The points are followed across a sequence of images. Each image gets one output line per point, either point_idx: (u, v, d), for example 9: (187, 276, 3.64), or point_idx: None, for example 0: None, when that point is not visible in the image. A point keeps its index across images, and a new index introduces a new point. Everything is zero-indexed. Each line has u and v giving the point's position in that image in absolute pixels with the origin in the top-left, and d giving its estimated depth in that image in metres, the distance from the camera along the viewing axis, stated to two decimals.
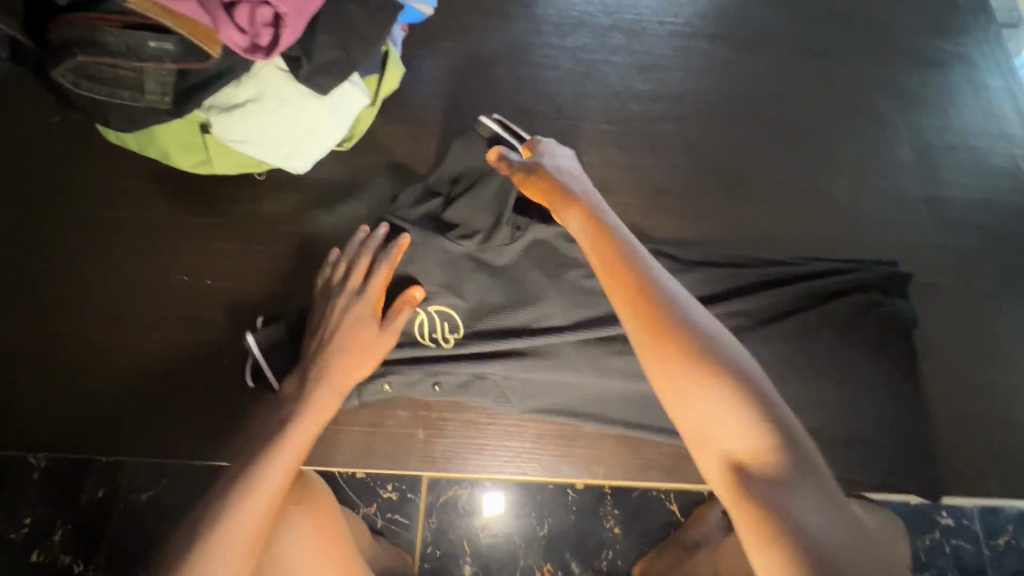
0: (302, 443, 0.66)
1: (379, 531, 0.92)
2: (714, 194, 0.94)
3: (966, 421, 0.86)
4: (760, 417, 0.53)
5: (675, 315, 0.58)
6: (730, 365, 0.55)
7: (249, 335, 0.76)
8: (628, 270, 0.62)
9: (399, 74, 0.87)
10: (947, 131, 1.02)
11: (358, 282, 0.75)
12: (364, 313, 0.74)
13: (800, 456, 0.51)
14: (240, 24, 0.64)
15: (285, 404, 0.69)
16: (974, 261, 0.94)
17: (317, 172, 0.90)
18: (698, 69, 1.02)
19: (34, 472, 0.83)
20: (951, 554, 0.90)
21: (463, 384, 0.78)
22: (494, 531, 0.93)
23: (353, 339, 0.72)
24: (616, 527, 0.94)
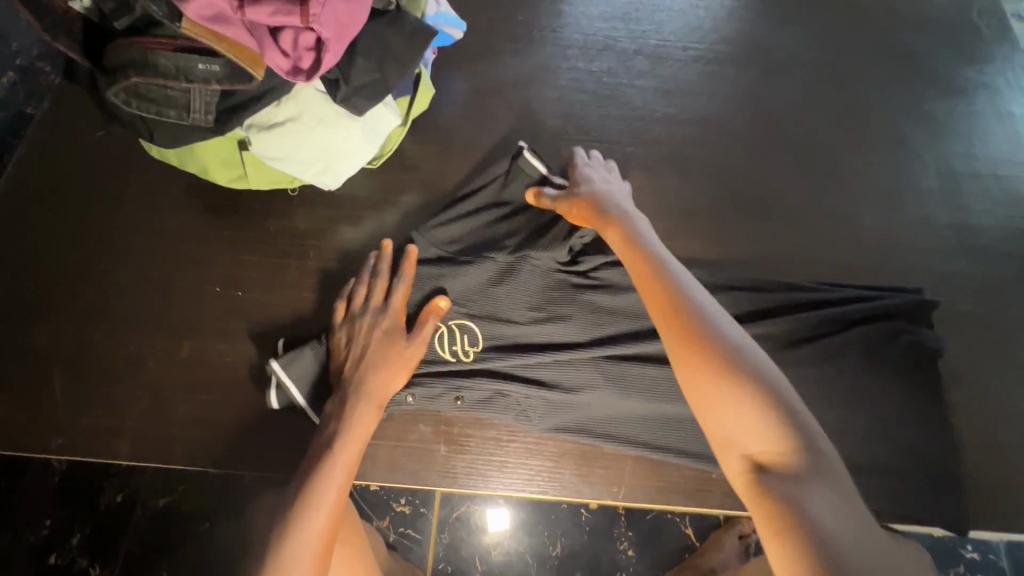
0: (353, 459, 0.70)
1: (392, 545, 0.92)
2: (738, 218, 0.95)
3: (996, 452, 0.84)
4: (783, 422, 0.55)
5: (708, 323, 0.60)
6: (755, 369, 0.57)
7: (273, 361, 0.78)
8: (660, 276, 0.65)
9: (428, 95, 0.90)
10: (972, 159, 1.02)
11: (380, 300, 0.79)
12: (391, 329, 0.77)
13: (823, 463, 0.53)
14: (284, 48, 0.67)
15: (328, 426, 0.72)
16: (1002, 288, 0.93)
17: (347, 189, 0.93)
18: (722, 94, 1.04)
19: (55, 475, 0.86)
20: None
21: (486, 399, 0.78)
22: (506, 548, 0.93)
23: (384, 355, 0.75)
24: (630, 549, 0.94)
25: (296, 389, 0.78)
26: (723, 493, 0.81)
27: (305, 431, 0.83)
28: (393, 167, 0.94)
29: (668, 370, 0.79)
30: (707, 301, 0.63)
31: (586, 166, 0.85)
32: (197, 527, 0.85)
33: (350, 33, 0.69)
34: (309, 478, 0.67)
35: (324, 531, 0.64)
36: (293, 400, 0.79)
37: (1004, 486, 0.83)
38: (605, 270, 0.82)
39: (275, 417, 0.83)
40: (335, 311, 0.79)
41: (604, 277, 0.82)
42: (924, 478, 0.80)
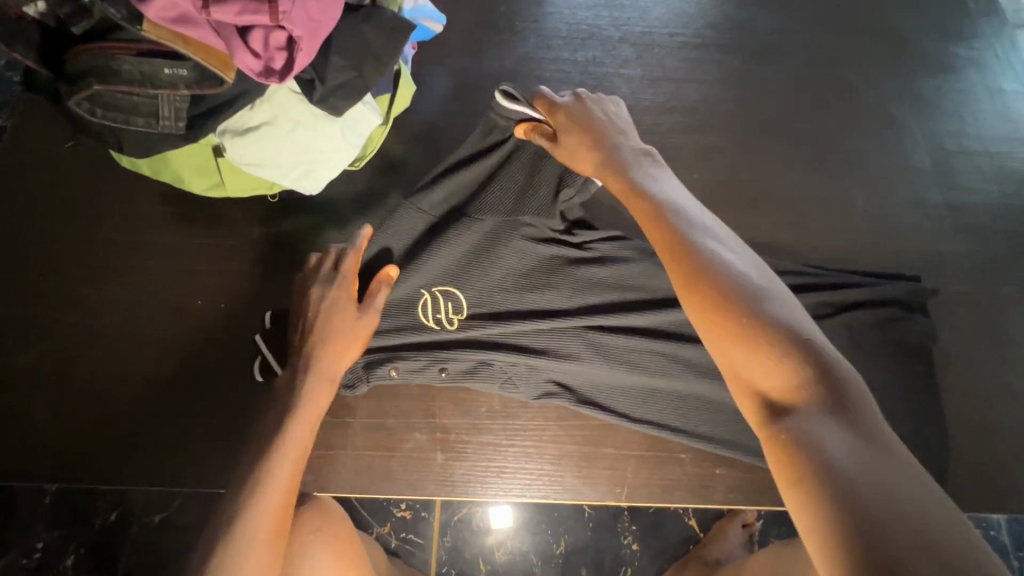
0: (305, 438, 0.67)
1: (394, 551, 0.91)
2: (730, 206, 0.93)
3: (999, 434, 0.83)
4: (793, 355, 0.51)
5: (712, 260, 0.58)
6: (760, 303, 0.54)
7: (257, 336, 0.81)
8: (659, 218, 0.63)
9: (410, 91, 0.87)
10: (964, 137, 1.00)
11: (328, 269, 0.75)
12: (339, 298, 0.73)
13: (844, 397, 0.49)
14: (255, 48, 0.63)
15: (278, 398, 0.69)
16: (999, 268, 0.92)
17: (328, 191, 0.89)
18: (710, 80, 1.01)
19: (45, 496, 0.82)
20: None
21: (471, 369, 0.77)
22: (509, 548, 0.92)
23: (335, 326, 0.72)
24: (634, 543, 0.93)
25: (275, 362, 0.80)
26: (727, 489, 0.78)
27: None
28: (376, 168, 0.91)
29: (662, 355, 0.78)
30: (713, 240, 0.61)
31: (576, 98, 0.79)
32: (196, 543, 0.82)
33: (322, 30, 0.66)
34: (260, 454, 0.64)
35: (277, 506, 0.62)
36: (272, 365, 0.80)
37: (1008, 469, 0.82)
38: (599, 243, 0.80)
39: None
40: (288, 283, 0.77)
41: (593, 250, 0.80)
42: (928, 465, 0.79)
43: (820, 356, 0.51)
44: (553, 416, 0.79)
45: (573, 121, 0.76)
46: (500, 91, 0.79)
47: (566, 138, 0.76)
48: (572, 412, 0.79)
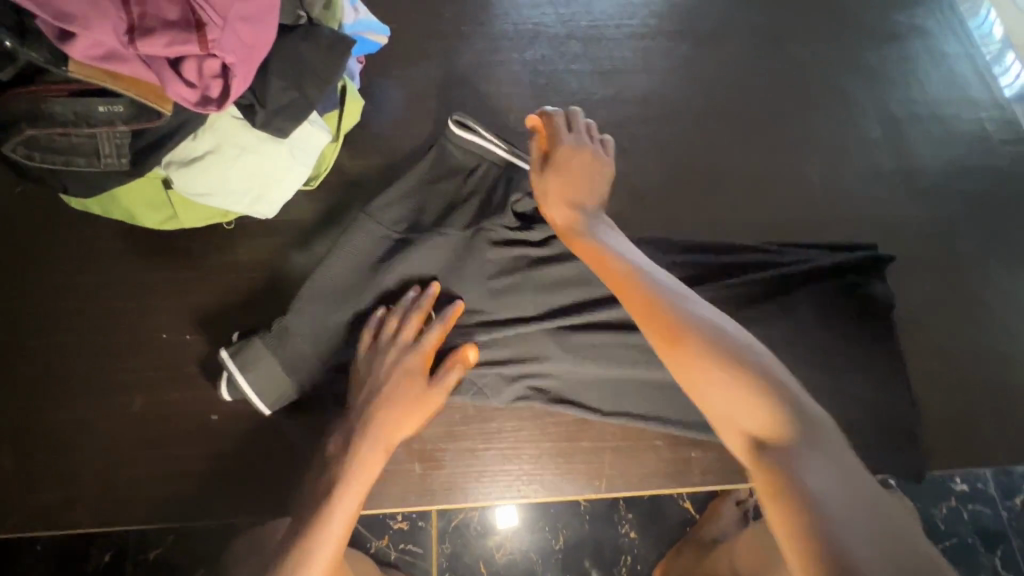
0: (352, 509, 0.68)
1: (394, 563, 0.91)
2: (688, 191, 0.94)
3: (968, 391, 0.85)
4: (770, 395, 0.53)
5: (682, 304, 0.60)
6: (735, 348, 0.56)
7: (222, 351, 0.75)
8: (632, 268, 0.65)
9: (358, 106, 0.87)
10: (912, 103, 1.02)
11: (408, 339, 0.75)
12: (415, 372, 0.74)
13: (816, 431, 0.51)
14: (189, 79, 0.63)
15: (337, 460, 0.71)
16: (956, 228, 0.93)
17: (285, 213, 0.89)
18: (659, 68, 1.02)
19: (37, 543, 0.84)
20: (970, 520, 0.95)
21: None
22: (510, 548, 0.92)
23: (401, 400, 0.73)
24: (632, 531, 0.94)
25: (261, 401, 0.75)
26: (703, 470, 0.79)
27: (274, 472, 0.80)
28: (332, 184, 0.91)
29: (629, 347, 0.78)
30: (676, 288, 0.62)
31: (581, 127, 0.81)
32: None
33: (256, 56, 0.66)
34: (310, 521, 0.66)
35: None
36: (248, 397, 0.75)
37: (977, 426, 0.84)
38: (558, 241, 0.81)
39: (246, 458, 0.80)
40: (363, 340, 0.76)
41: (553, 249, 0.81)
42: (899, 429, 0.80)
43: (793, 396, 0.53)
44: (528, 416, 0.79)
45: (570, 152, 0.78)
46: (452, 122, 0.84)
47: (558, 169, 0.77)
48: (546, 411, 0.79)
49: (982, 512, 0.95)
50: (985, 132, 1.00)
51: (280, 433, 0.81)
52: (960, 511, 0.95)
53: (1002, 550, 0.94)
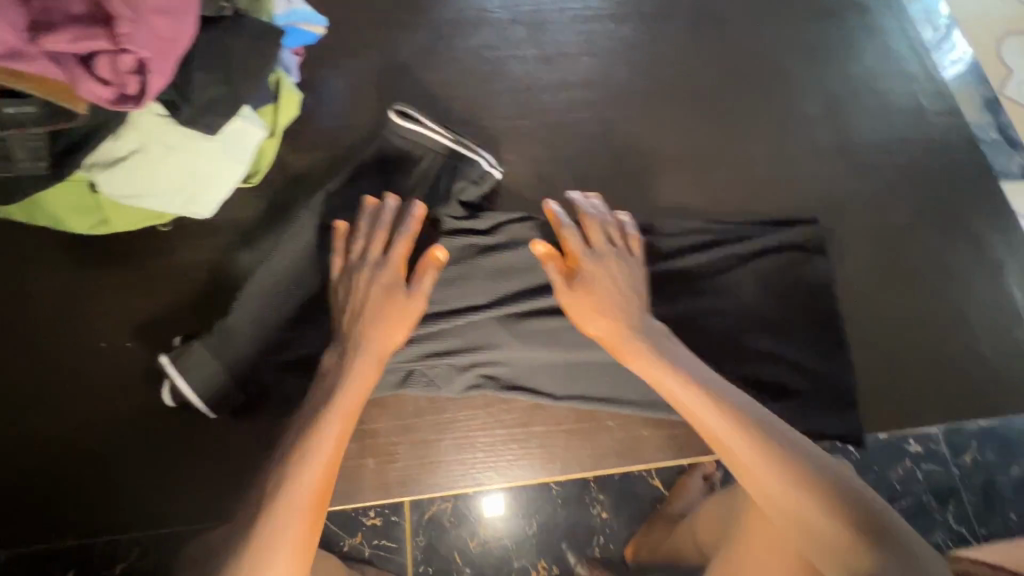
0: (350, 412, 0.67)
1: (368, 559, 0.89)
2: (636, 174, 0.95)
3: (905, 355, 0.88)
4: (834, 502, 0.56)
5: (736, 410, 0.64)
6: (792, 452, 0.60)
7: (162, 356, 0.74)
8: (681, 373, 0.68)
9: (297, 100, 0.85)
10: (851, 79, 1.04)
11: (379, 250, 0.75)
12: (389, 281, 0.73)
13: (886, 532, 0.54)
14: (103, 77, 0.61)
15: (327, 380, 0.70)
16: (893, 200, 0.96)
17: (226, 212, 0.87)
18: (603, 51, 1.02)
19: None
20: (924, 480, 0.87)
21: (401, 379, 0.77)
22: (484, 537, 0.92)
23: (382, 307, 0.72)
24: (604, 512, 0.94)
25: (203, 403, 0.76)
26: (655, 447, 0.80)
27: (227, 476, 0.79)
28: (273, 180, 0.89)
29: (578, 331, 0.78)
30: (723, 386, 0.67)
31: (603, 226, 0.79)
32: None
33: (176, 48, 0.63)
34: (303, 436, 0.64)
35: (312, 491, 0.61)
36: (190, 399, 0.76)
37: (914, 388, 0.87)
38: (504, 227, 0.81)
39: (198, 463, 0.79)
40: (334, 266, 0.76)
41: (500, 234, 0.81)
42: (839, 398, 0.83)
43: (858, 498, 0.57)
44: (481, 404, 0.80)
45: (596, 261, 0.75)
46: (392, 111, 0.83)
47: (586, 276, 0.74)
48: (499, 399, 0.80)
49: (937, 472, 0.87)
50: (920, 106, 1.03)
51: (231, 437, 0.80)
52: (915, 472, 0.87)
53: (955, 507, 0.86)
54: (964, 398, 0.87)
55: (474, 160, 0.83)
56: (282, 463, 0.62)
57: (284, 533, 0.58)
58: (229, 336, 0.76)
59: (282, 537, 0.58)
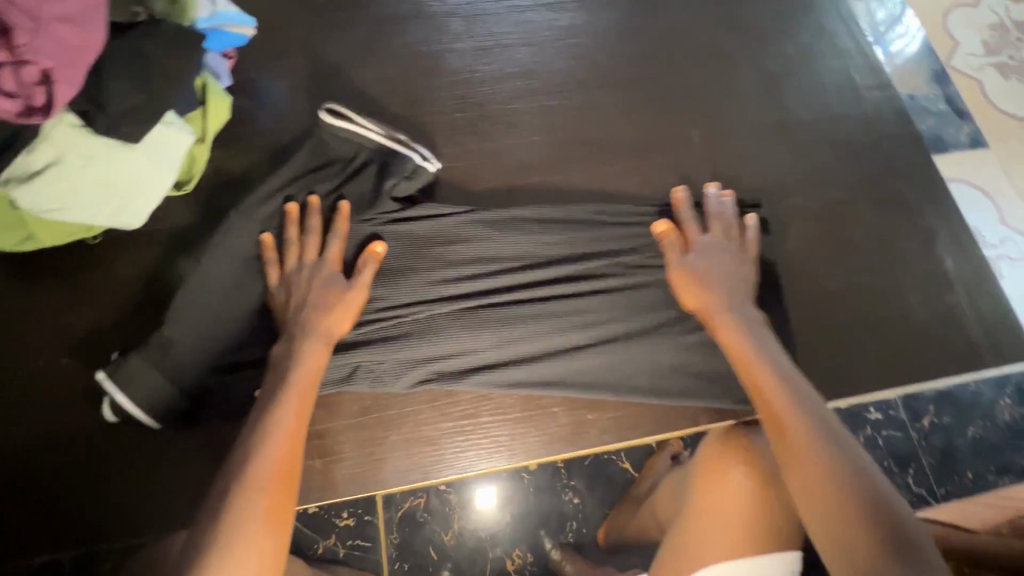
0: (305, 391, 0.69)
1: (343, 560, 0.89)
2: (577, 162, 0.95)
3: (845, 326, 0.90)
4: (869, 502, 0.56)
5: (799, 397, 0.66)
6: (843, 450, 0.61)
7: (98, 372, 0.74)
8: (756, 354, 0.72)
9: (226, 104, 0.84)
10: (787, 58, 1.05)
11: (313, 253, 0.77)
12: (328, 277, 0.76)
13: (911, 546, 0.52)
14: (5, 88, 0.59)
15: (278, 369, 0.71)
16: (829, 176, 0.98)
17: (161, 221, 0.86)
18: (541, 41, 1.02)
19: None
20: (884, 446, 0.98)
21: (346, 375, 0.77)
22: (458, 529, 0.92)
23: (323, 299, 0.75)
24: (575, 497, 0.95)
25: (146, 415, 0.75)
26: (600, 431, 0.82)
27: (175, 486, 0.79)
28: (208, 186, 0.88)
29: (521, 322, 0.80)
30: (799, 385, 0.68)
31: (727, 225, 0.84)
32: None
33: (85, 56, 0.63)
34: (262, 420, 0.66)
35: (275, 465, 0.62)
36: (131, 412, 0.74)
37: (854, 358, 0.90)
38: (446, 223, 0.83)
39: (145, 475, 0.78)
40: (270, 275, 0.77)
41: (442, 230, 0.82)
42: None
43: (894, 513, 0.55)
44: (426, 399, 0.81)
45: (707, 253, 0.81)
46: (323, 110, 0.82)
47: (691, 266, 0.79)
48: (445, 392, 0.81)
49: (894, 436, 0.98)
50: (854, 82, 1.05)
51: (177, 447, 0.79)
52: (876, 438, 0.98)
53: (914, 470, 0.97)
54: (903, 365, 0.90)
55: (407, 155, 0.82)
56: (242, 444, 0.64)
57: (249, 505, 0.58)
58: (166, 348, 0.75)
59: (247, 508, 0.58)
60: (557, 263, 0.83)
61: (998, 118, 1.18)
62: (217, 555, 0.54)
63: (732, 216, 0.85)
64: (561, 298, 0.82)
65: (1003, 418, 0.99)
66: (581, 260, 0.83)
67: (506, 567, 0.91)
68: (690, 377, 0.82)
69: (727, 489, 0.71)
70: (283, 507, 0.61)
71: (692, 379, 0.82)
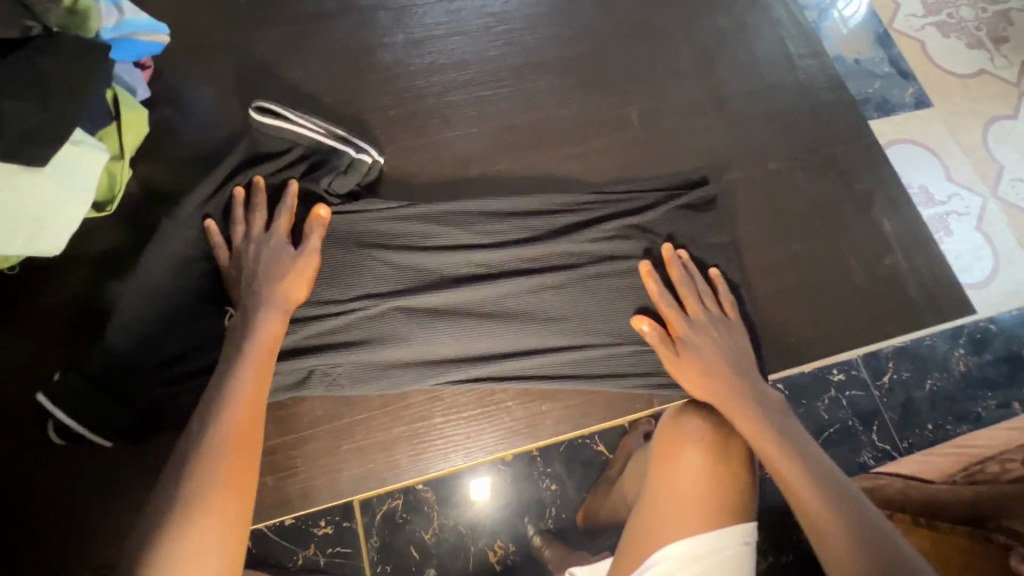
0: (262, 360, 0.67)
1: (325, 569, 0.86)
2: (518, 151, 0.94)
3: (793, 295, 0.92)
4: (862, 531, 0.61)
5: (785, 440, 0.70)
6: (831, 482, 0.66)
7: (40, 395, 0.72)
8: (744, 407, 0.74)
9: (141, 117, 0.82)
10: (723, 31, 1.05)
11: (261, 226, 0.75)
12: (278, 245, 0.74)
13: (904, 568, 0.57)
14: None
15: (231, 337, 0.68)
16: (768, 147, 0.99)
17: (87, 244, 0.82)
18: (474, 29, 1.00)
19: None
20: (848, 405, 1.00)
21: (301, 379, 0.76)
22: (440, 527, 0.90)
23: (276, 266, 0.72)
24: (552, 483, 0.94)
25: (94, 433, 0.72)
26: (555, 421, 0.82)
27: (120, 518, 0.75)
28: (133, 204, 0.84)
29: (473, 316, 0.80)
30: (798, 437, 0.72)
31: (704, 294, 0.82)
32: None
33: None
34: (217, 388, 0.63)
35: (233, 432, 0.60)
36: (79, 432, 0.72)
37: (802, 327, 0.91)
38: (404, 220, 0.81)
39: (87, 509, 0.75)
40: (218, 257, 0.75)
41: (398, 228, 0.81)
42: None
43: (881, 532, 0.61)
44: (378, 404, 0.80)
45: (694, 334, 0.79)
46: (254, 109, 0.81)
47: (686, 354, 0.78)
48: (396, 396, 0.80)
49: (857, 395, 1.00)
50: (790, 51, 1.05)
51: (120, 476, 0.76)
52: (840, 399, 1.00)
53: (878, 427, 0.99)
54: (850, 329, 0.92)
55: (343, 150, 0.82)
56: (197, 416, 0.61)
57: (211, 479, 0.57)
58: (98, 374, 0.73)
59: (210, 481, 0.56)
60: (509, 252, 0.82)
61: (937, 75, 1.20)
62: (181, 521, 0.53)
63: (705, 282, 0.83)
64: (521, 288, 0.81)
65: (958, 368, 1.02)
66: (525, 245, 0.83)
67: (489, 559, 0.90)
68: (642, 359, 0.82)
69: (687, 462, 0.72)
70: (245, 474, 0.59)
71: (643, 361, 0.82)
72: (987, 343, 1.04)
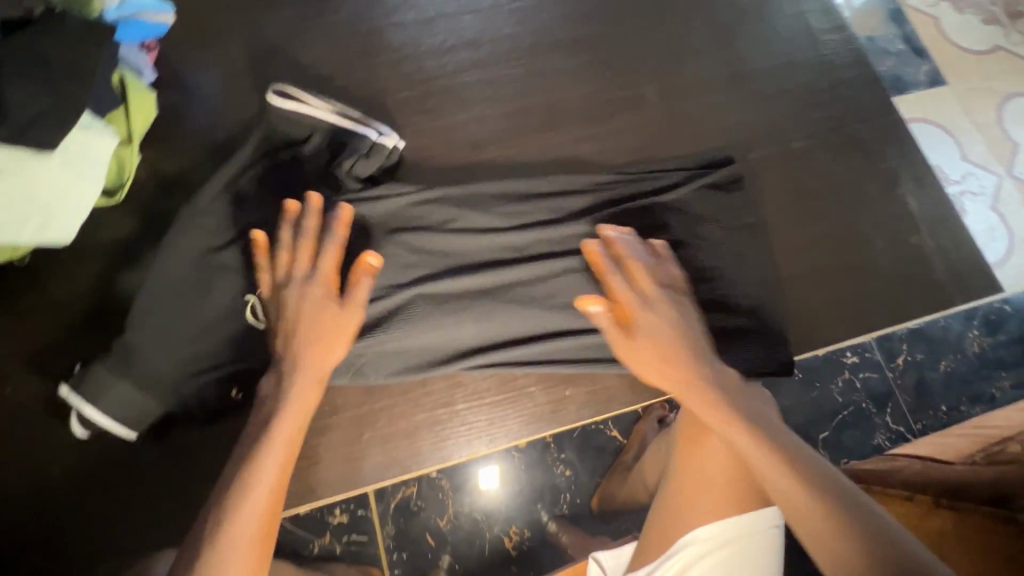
0: (293, 432, 0.64)
1: (340, 557, 0.84)
2: (532, 133, 0.92)
3: (814, 277, 0.90)
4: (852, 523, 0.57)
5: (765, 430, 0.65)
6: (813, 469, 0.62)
7: (62, 386, 0.71)
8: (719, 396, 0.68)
9: (149, 99, 0.80)
10: (740, 6, 1.02)
11: (307, 265, 0.69)
12: (322, 294, 0.68)
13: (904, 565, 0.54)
14: None
15: (264, 402, 0.66)
16: (788, 126, 0.96)
17: (98, 233, 0.81)
18: (484, 7, 0.97)
19: None
20: (863, 387, 0.97)
21: None
22: (456, 514, 0.87)
23: (315, 318, 0.67)
24: (567, 469, 0.90)
25: (118, 426, 0.71)
26: (577, 405, 0.82)
27: (143, 509, 0.75)
28: (144, 192, 0.83)
29: (496, 300, 0.78)
30: (773, 424, 0.66)
31: (652, 267, 0.74)
32: None
33: None
34: (246, 461, 0.61)
35: (261, 512, 0.59)
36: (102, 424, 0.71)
37: (822, 309, 0.90)
38: (423, 204, 0.79)
39: (110, 501, 0.75)
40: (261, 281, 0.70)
41: (418, 212, 0.79)
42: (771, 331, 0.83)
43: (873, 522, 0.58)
44: (399, 392, 0.79)
45: (648, 313, 0.71)
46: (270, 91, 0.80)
47: (640, 338, 0.70)
48: (418, 383, 0.79)
49: (872, 377, 0.96)
50: (809, 26, 1.02)
51: (142, 467, 0.76)
52: (855, 381, 0.96)
53: (891, 409, 0.96)
54: (871, 310, 0.90)
55: (364, 132, 0.80)
56: (226, 489, 0.59)
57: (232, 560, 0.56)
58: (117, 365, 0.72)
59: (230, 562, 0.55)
60: (534, 235, 0.80)
61: (954, 50, 1.17)
62: None
63: (664, 254, 0.76)
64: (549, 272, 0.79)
65: (972, 349, 0.98)
66: (551, 228, 0.81)
67: (505, 545, 0.87)
68: None
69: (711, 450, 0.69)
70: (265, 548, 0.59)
71: None
72: (1001, 323, 1.00)
